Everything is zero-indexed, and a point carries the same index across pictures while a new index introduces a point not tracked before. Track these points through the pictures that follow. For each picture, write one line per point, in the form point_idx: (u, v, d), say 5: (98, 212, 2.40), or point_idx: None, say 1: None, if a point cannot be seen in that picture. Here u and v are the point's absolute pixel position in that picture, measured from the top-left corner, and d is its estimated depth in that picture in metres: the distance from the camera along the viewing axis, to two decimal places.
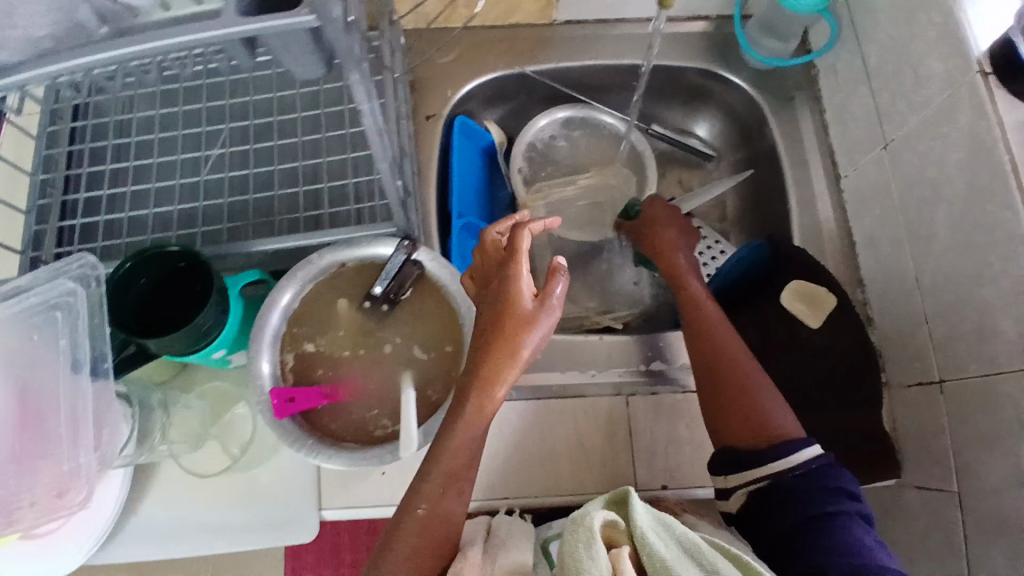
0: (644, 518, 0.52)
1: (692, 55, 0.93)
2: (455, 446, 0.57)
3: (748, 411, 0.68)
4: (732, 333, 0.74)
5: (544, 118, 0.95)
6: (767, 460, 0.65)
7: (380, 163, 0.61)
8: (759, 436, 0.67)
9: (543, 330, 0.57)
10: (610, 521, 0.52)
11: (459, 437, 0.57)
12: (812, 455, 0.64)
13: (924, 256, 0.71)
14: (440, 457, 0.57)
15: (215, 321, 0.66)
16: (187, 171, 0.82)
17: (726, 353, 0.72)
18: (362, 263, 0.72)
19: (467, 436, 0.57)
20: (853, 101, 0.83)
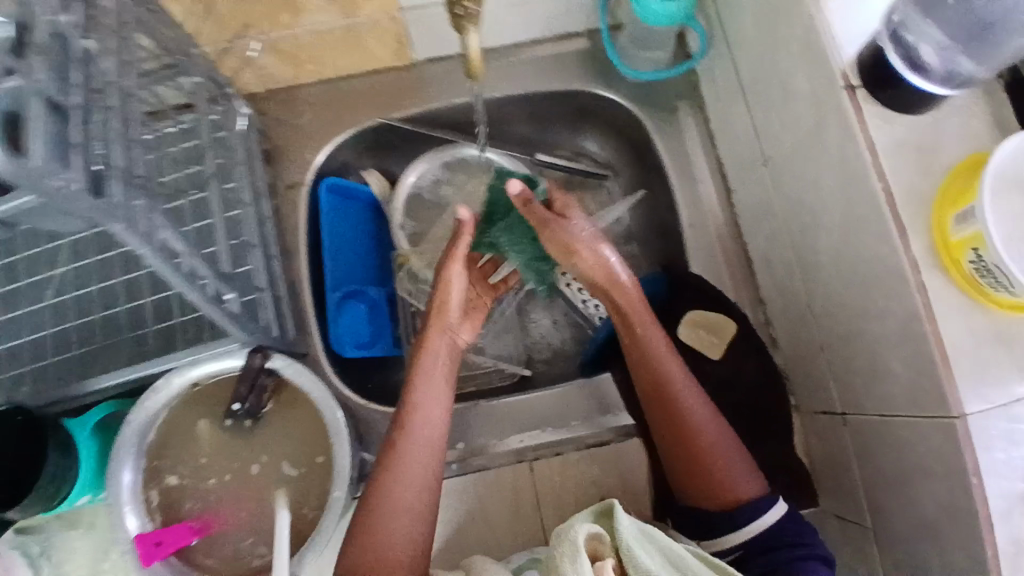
0: (630, 534, 0.48)
1: (567, 77, 0.87)
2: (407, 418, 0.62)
3: (703, 459, 0.62)
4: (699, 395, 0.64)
5: (423, 161, 0.86)
6: (732, 527, 0.60)
7: (184, 292, 0.55)
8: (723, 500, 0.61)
9: (455, 294, 0.67)
10: (595, 534, 0.49)
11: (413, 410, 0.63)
12: (774, 517, 0.59)
13: (811, 279, 0.68)
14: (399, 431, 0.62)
15: (69, 478, 0.63)
16: (24, 301, 0.72)
17: (676, 386, 0.64)
18: (218, 380, 0.67)
19: (420, 406, 0.63)
20: (732, 114, 0.78)
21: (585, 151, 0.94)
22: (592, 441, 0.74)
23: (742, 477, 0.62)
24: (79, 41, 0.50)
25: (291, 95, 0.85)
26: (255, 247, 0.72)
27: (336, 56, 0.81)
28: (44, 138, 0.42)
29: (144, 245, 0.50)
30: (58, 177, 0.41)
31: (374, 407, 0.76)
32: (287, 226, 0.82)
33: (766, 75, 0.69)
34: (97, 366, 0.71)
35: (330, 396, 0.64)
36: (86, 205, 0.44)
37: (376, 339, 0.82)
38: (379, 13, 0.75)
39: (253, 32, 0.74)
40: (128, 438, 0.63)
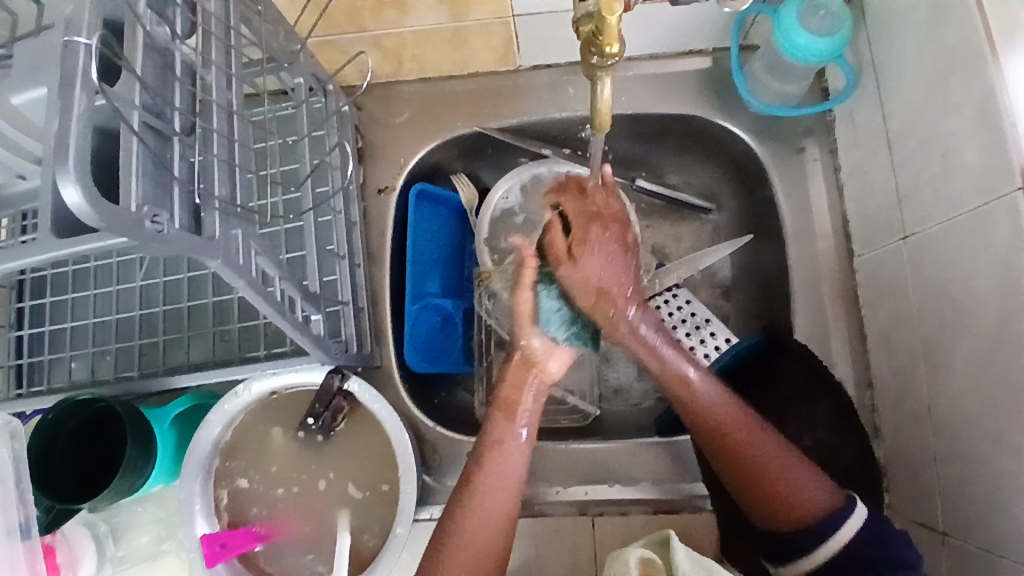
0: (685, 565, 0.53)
1: (683, 99, 0.79)
2: (484, 483, 0.59)
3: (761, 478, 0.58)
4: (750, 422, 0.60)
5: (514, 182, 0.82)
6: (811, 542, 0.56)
7: (277, 320, 0.53)
8: (795, 516, 0.57)
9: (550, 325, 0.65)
10: (647, 558, 0.54)
11: (488, 472, 0.59)
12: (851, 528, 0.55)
13: (938, 381, 0.61)
14: (472, 499, 0.58)
15: (144, 473, 0.64)
16: (119, 279, 0.74)
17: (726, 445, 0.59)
18: (294, 392, 0.67)
19: (495, 469, 0.59)
20: (872, 169, 0.69)
21: (690, 180, 0.86)
22: (660, 507, 0.72)
23: (812, 488, 0.57)
24: (179, 53, 0.46)
25: (390, 92, 0.81)
26: (342, 258, 0.70)
27: (439, 55, 0.77)
28: (140, 179, 0.40)
29: (240, 277, 0.46)
30: (152, 221, 0.39)
31: (441, 430, 0.74)
32: (373, 229, 0.79)
33: (928, 144, 0.61)
34: (179, 350, 0.73)
35: (402, 431, 0.63)
36: (181, 244, 0.40)
37: (445, 354, 0.81)
38: (493, 15, 0.69)
39: (355, 27, 0.70)
40: (204, 437, 0.64)
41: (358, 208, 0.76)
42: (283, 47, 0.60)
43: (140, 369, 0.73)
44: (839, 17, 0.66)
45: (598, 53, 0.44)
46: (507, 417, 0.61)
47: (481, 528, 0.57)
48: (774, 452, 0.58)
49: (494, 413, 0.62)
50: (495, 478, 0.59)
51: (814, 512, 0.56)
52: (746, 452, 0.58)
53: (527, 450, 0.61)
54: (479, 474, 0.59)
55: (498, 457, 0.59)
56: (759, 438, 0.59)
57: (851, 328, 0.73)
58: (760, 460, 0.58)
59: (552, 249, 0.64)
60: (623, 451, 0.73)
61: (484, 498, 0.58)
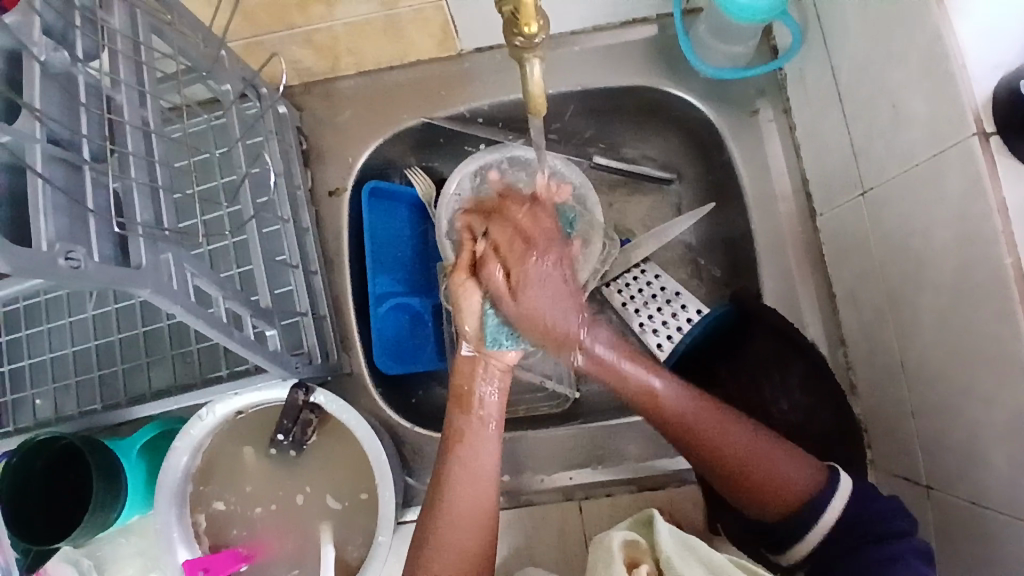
0: (669, 544, 0.51)
1: (631, 70, 0.77)
2: (458, 479, 0.59)
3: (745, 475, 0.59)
4: (717, 417, 0.61)
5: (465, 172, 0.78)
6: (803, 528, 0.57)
7: (227, 342, 0.51)
8: (780, 502, 0.57)
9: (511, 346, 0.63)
10: (631, 540, 0.53)
11: (461, 465, 0.59)
12: (840, 498, 0.57)
13: (906, 334, 0.61)
14: (450, 491, 0.59)
15: (116, 508, 0.62)
16: (72, 311, 0.72)
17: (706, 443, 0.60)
18: (262, 409, 0.66)
19: (471, 465, 0.59)
20: (826, 125, 0.68)
21: (647, 152, 0.85)
22: (646, 484, 0.72)
23: (788, 471, 0.58)
24: (84, 76, 0.43)
25: (331, 90, 0.79)
26: (296, 267, 0.68)
27: (377, 48, 0.74)
28: (51, 215, 0.38)
29: (176, 302, 0.45)
30: (68, 257, 0.37)
31: (418, 431, 0.73)
32: (330, 234, 0.77)
33: (877, 95, 0.60)
34: (141, 378, 0.71)
35: (374, 437, 0.61)
36: (106, 278, 0.39)
37: (418, 352, 0.80)
38: (424, 1, 0.66)
39: (282, 27, 0.67)
40: (173, 465, 0.62)
41: (310, 213, 0.74)
42: (205, 55, 0.57)
43: (103, 401, 0.71)
44: None
45: (521, 35, 0.43)
46: (463, 409, 0.62)
47: (456, 528, 0.57)
48: (744, 441, 0.60)
49: (450, 411, 0.62)
50: (466, 476, 0.59)
51: (797, 495, 0.57)
52: (708, 442, 0.60)
53: (496, 441, 0.61)
54: (444, 467, 0.60)
55: (472, 458, 0.59)
56: (715, 421, 0.61)
57: (818, 287, 0.73)
58: (738, 460, 0.59)
59: (495, 288, 0.60)
60: (603, 432, 0.73)
61: (456, 495, 0.58)
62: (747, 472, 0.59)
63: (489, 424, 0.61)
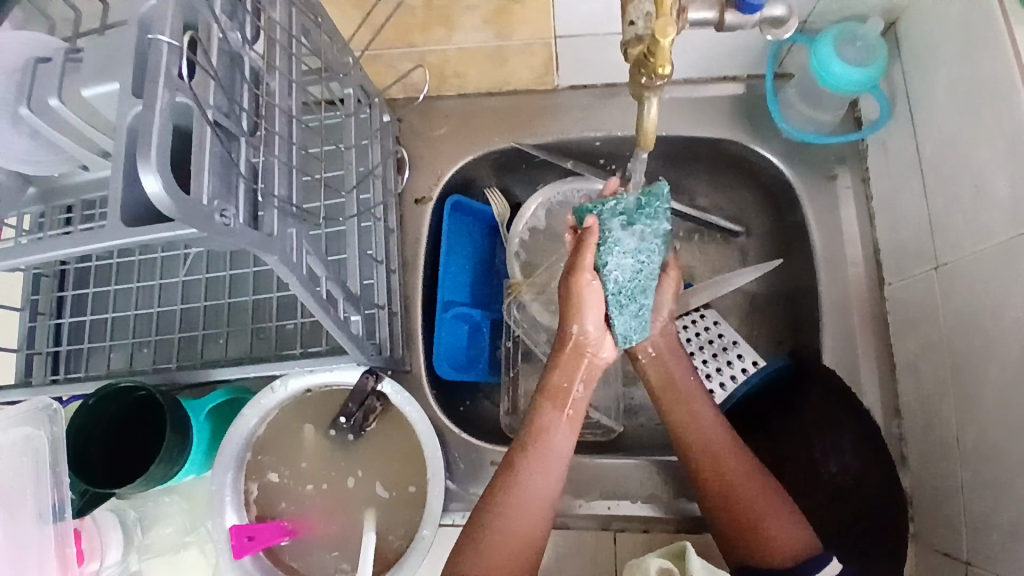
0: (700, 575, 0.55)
1: (716, 122, 0.80)
2: (531, 479, 0.60)
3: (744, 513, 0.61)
4: (738, 456, 0.64)
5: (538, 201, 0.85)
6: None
7: (323, 319, 0.55)
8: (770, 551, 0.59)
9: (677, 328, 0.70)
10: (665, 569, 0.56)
11: (537, 470, 0.61)
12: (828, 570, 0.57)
13: (967, 410, 0.61)
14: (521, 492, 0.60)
15: (179, 463, 0.65)
16: (164, 274, 0.77)
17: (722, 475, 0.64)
18: (326, 390, 0.69)
19: (544, 468, 0.61)
20: (904, 197, 0.70)
21: (719, 203, 0.88)
22: (682, 525, 0.72)
23: (782, 526, 0.60)
24: (248, 58, 0.49)
25: (431, 106, 0.84)
26: (380, 263, 0.73)
27: (481, 73, 0.80)
28: (211, 174, 0.42)
29: (292, 273, 0.49)
30: (222, 214, 0.41)
31: (466, 437, 0.75)
32: (408, 238, 0.81)
33: (960, 174, 0.62)
34: (217, 344, 0.76)
35: (433, 435, 0.64)
36: (245, 238, 0.43)
37: (474, 362, 0.83)
38: (535, 37, 0.73)
39: (404, 44, 0.73)
40: (239, 431, 0.66)
41: (395, 215, 0.79)
42: (338, 58, 0.63)
43: (178, 360, 0.76)
44: (875, 48, 0.69)
45: (649, 75, 0.46)
46: (555, 406, 0.63)
47: (522, 516, 0.59)
48: (752, 491, 0.62)
49: (539, 400, 0.64)
50: (539, 466, 0.61)
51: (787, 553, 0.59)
52: (725, 491, 0.63)
53: (572, 442, 0.63)
54: (521, 466, 0.61)
55: (547, 457, 0.61)
56: (739, 475, 0.63)
57: (878, 354, 0.73)
58: (743, 502, 0.62)
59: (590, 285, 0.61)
60: (646, 467, 0.74)
61: (524, 489, 0.60)
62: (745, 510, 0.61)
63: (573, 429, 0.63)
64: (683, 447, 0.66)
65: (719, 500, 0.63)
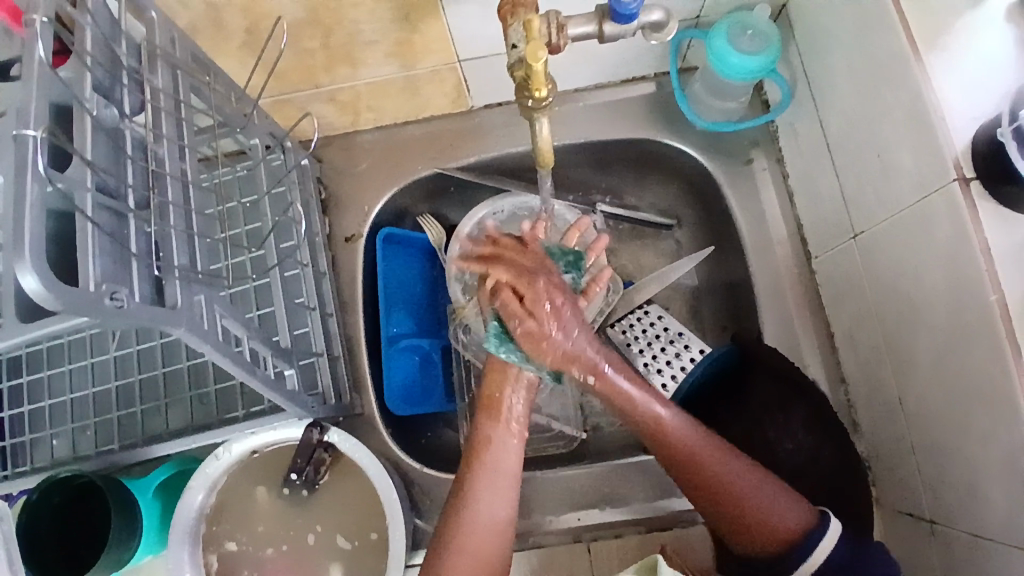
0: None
1: (631, 123, 0.81)
2: (478, 506, 0.59)
3: (740, 513, 0.59)
4: (719, 453, 0.60)
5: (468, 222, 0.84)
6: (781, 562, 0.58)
7: (250, 380, 0.53)
8: (770, 539, 0.58)
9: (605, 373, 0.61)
10: None
11: (485, 494, 0.60)
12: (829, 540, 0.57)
13: (904, 372, 0.63)
14: (470, 520, 0.59)
15: (131, 546, 0.63)
16: (94, 352, 0.74)
17: (709, 477, 0.60)
18: (274, 448, 0.67)
19: (488, 490, 0.60)
20: (817, 173, 0.72)
21: (649, 199, 0.89)
22: (653, 525, 0.72)
23: (781, 507, 0.58)
24: (131, 130, 0.47)
25: (348, 143, 0.83)
26: (312, 310, 0.71)
27: (394, 105, 0.79)
28: (97, 258, 0.40)
29: (206, 342, 0.47)
30: (112, 297, 0.39)
31: (427, 471, 0.74)
32: (343, 278, 0.80)
33: (864, 145, 0.64)
34: (158, 418, 0.73)
35: (386, 478, 0.62)
36: (144, 316, 0.41)
37: (428, 393, 0.82)
38: (440, 63, 0.72)
39: (309, 86, 0.73)
40: (187, 505, 0.63)
41: (325, 258, 0.77)
42: (236, 112, 0.62)
43: (120, 442, 0.72)
44: (767, 34, 0.70)
45: (531, 97, 0.47)
46: (492, 417, 0.62)
47: (480, 538, 0.59)
48: (735, 471, 0.60)
49: (479, 417, 0.62)
50: (485, 485, 0.60)
51: (785, 529, 0.58)
52: (705, 478, 0.60)
53: (516, 451, 0.62)
54: (466, 484, 0.60)
55: (493, 477, 0.60)
56: (717, 461, 0.60)
57: (817, 327, 0.75)
58: (735, 497, 0.59)
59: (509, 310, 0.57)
60: (610, 472, 0.73)
61: (474, 513, 0.59)
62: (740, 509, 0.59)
63: (512, 447, 0.61)
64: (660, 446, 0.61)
65: (702, 482, 0.60)
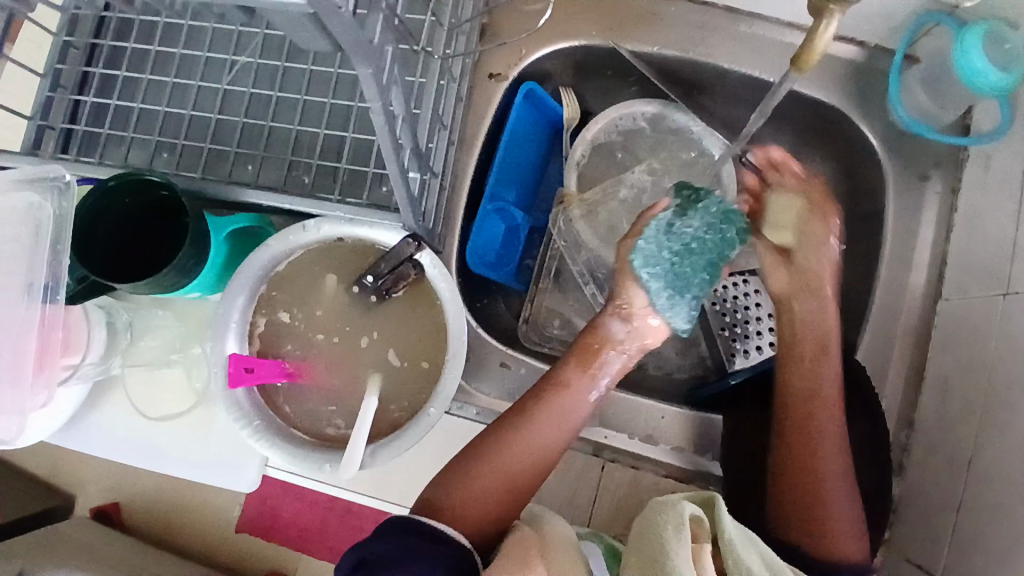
0: (731, 530, 0.50)
1: (826, 84, 0.75)
2: (525, 441, 0.63)
3: (813, 510, 0.62)
4: (847, 471, 0.64)
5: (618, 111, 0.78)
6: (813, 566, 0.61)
7: (389, 160, 0.50)
8: (823, 544, 0.62)
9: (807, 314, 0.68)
10: (696, 516, 0.49)
11: (530, 433, 0.63)
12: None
13: (988, 437, 0.61)
14: (511, 452, 0.62)
15: (191, 275, 0.61)
16: (206, 77, 0.70)
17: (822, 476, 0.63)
18: (357, 244, 0.65)
19: (534, 432, 0.63)
20: (995, 216, 0.67)
21: (795, 172, 0.84)
22: (671, 471, 0.72)
23: (857, 542, 0.62)
24: None
25: None
26: (445, 129, 0.67)
27: None
28: None
29: (377, 98, 0.44)
30: None
31: (483, 333, 0.73)
32: (473, 113, 0.75)
33: None
34: (246, 169, 0.69)
35: (463, 318, 0.61)
36: (349, 33, 0.38)
37: (505, 263, 0.79)
38: None
39: None
40: (260, 259, 0.62)
41: (466, 84, 0.72)
42: None
43: (201, 173, 0.69)
44: (1023, 54, 0.63)
45: None
46: (582, 366, 0.65)
47: (519, 460, 0.62)
48: (843, 490, 0.63)
49: (570, 358, 0.66)
50: (546, 423, 0.63)
51: (844, 552, 0.61)
52: (815, 480, 0.63)
53: (587, 407, 0.65)
54: (535, 406, 0.64)
55: (562, 410, 0.64)
56: (842, 476, 0.63)
57: (909, 364, 0.72)
58: (829, 505, 0.62)
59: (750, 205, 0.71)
60: (652, 408, 0.73)
61: (518, 442, 0.63)
62: (822, 510, 0.62)
63: (581, 407, 0.64)
64: (801, 422, 0.65)
65: (806, 484, 0.63)
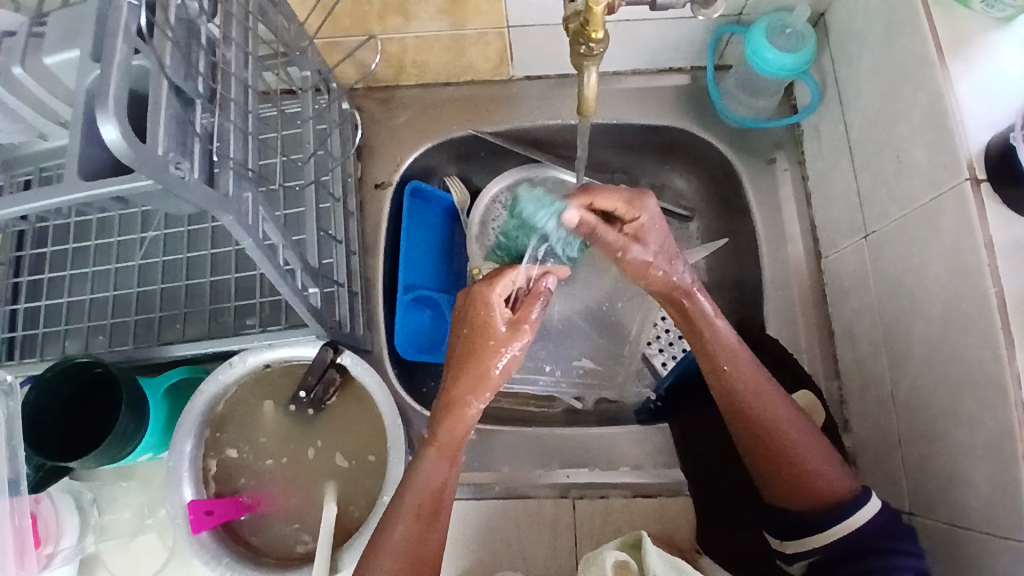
0: (657, 564, 0.54)
1: (664, 110, 0.85)
2: (421, 473, 0.58)
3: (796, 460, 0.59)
4: (797, 420, 0.60)
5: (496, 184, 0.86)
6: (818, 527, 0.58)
7: (278, 285, 0.56)
8: (811, 497, 0.58)
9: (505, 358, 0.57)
10: (622, 561, 0.55)
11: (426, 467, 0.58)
12: (868, 515, 0.57)
13: (896, 368, 0.66)
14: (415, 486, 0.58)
15: (134, 440, 0.65)
16: (119, 258, 0.77)
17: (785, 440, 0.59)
18: (286, 367, 0.70)
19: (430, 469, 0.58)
20: (836, 176, 0.75)
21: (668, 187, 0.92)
22: (638, 491, 0.74)
23: (832, 472, 0.59)
24: (205, 28, 0.51)
25: (390, 95, 0.87)
26: (339, 243, 0.75)
27: (439, 62, 0.82)
28: (167, 129, 0.43)
29: (249, 236, 0.50)
30: (177, 166, 0.42)
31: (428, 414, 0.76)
32: (368, 221, 0.83)
33: (883, 150, 0.67)
34: (174, 328, 0.75)
35: (392, 404, 0.65)
36: (201, 193, 0.44)
37: (436, 345, 0.83)
38: (490, 26, 0.75)
39: (361, 32, 0.75)
40: (196, 407, 0.65)
41: (354, 199, 0.81)
42: (294, 40, 0.65)
43: (134, 344, 0.74)
44: (803, 35, 0.73)
45: (587, 42, 0.50)
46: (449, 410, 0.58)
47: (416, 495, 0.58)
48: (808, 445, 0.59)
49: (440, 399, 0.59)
50: (430, 466, 0.58)
51: (830, 492, 0.58)
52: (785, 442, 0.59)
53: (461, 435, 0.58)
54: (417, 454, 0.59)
55: (446, 445, 0.58)
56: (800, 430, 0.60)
57: (818, 325, 0.78)
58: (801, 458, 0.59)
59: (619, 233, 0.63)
60: (602, 437, 0.76)
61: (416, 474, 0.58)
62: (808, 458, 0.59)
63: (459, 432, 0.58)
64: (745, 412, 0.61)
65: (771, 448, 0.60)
